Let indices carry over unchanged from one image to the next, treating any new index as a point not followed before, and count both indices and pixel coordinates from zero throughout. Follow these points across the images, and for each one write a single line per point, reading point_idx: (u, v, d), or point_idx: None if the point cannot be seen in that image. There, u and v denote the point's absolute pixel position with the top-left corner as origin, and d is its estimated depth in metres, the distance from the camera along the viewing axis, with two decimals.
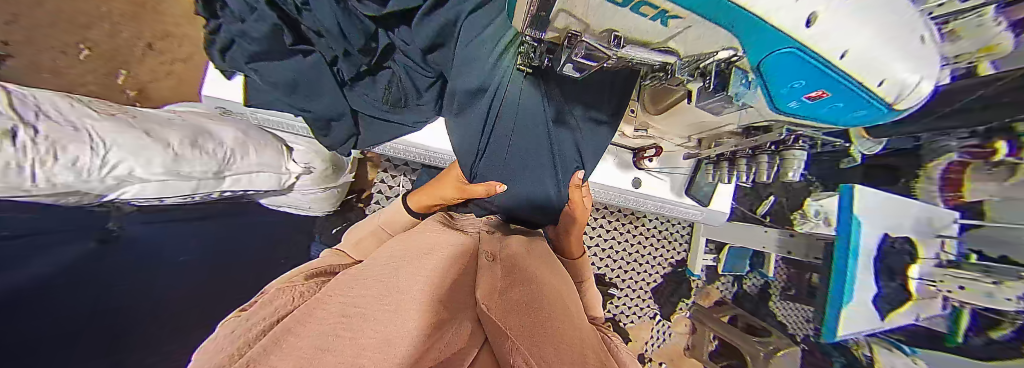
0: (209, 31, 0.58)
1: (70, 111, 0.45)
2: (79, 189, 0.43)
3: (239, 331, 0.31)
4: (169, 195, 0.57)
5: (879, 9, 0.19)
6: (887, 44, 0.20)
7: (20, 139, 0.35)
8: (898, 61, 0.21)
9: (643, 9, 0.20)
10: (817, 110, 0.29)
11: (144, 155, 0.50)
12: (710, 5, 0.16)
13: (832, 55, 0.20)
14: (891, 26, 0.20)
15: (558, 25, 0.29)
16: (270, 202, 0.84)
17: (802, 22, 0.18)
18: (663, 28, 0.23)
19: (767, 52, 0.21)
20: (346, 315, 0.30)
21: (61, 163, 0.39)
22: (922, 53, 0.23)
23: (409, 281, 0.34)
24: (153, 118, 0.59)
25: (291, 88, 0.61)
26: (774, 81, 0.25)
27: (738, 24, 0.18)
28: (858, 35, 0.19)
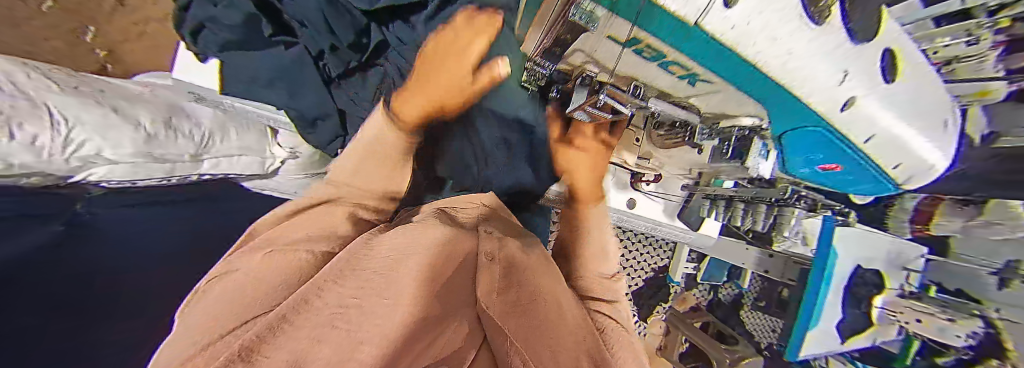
0: (177, 7, 0.49)
1: (26, 83, 0.41)
2: (41, 171, 0.40)
3: (223, 300, 0.24)
4: (142, 178, 0.54)
5: (903, 104, 0.22)
6: (895, 127, 0.23)
7: None
8: (905, 145, 0.25)
9: (670, 68, 0.21)
10: (827, 177, 0.32)
11: (113, 136, 0.46)
12: (745, 77, 0.18)
13: (855, 135, 0.23)
14: (902, 114, 0.23)
15: (573, 62, 0.28)
16: (251, 185, 0.80)
17: (837, 105, 0.20)
18: (690, 87, 0.25)
19: (792, 128, 0.24)
20: (346, 300, 0.24)
21: (19, 143, 0.36)
22: (928, 137, 0.26)
23: (406, 265, 0.29)
24: (120, 93, 0.54)
25: (271, 81, 0.57)
26: (792, 152, 0.28)
27: (771, 101, 0.20)
28: (877, 124, 0.23)
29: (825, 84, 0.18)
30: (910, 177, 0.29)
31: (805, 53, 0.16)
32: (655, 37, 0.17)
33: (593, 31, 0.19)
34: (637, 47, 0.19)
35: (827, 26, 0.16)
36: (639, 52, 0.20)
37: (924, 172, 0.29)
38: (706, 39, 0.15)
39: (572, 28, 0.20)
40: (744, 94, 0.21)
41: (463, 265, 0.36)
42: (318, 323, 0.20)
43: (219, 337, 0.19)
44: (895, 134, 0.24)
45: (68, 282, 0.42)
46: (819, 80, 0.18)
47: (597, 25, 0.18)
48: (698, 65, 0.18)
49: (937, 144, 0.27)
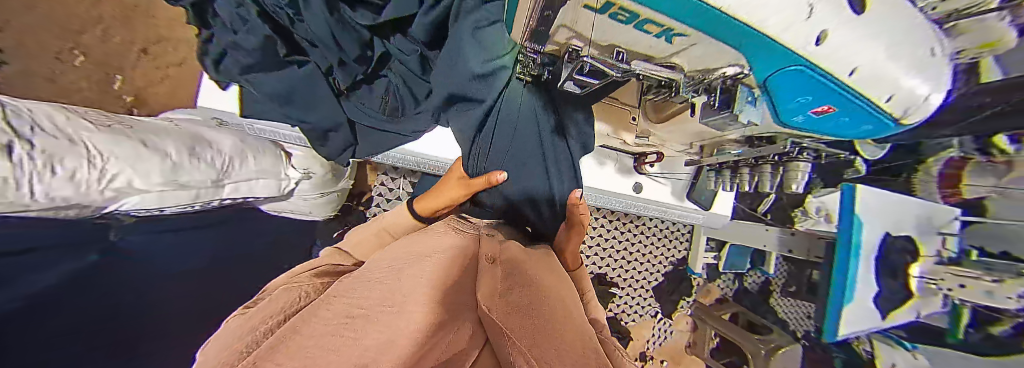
0: (201, 40, 0.57)
1: (67, 124, 0.44)
2: (77, 203, 0.43)
3: (253, 322, 0.29)
4: (170, 204, 0.57)
5: (893, 34, 0.21)
6: (883, 61, 0.22)
7: (15, 154, 0.34)
8: (903, 80, 0.24)
9: (647, 27, 0.22)
10: (825, 122, 0.31)
11: (141, 167, 0.50)
12: (711, 23, 0.18)
13: (841, 74, 0.23)
14: (895, 44, 0.22)
15: (559, 40, 0.30)
16: (269, 207, 0.84)
17: (812, 40, 0.20)
18: (671, 47, 0.25)
19: (776, 69, 0.23)
20: (353, 312, 0.26)
21: (58, 178, 0.39)
22: (921, 70, 0.24)
23: (406, 284, 0.31)
24: (148, 128, 0.58)
25: (288, 99, 0.61)
26: (781, 97, 0.28)
27: (745, 47, 0.21)
28: (868, 59, 0.22)
29: (792, 20, 0.18)
30: (912, 113, 0.28)
31: None
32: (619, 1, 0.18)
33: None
34: (611, 12, 0.20)
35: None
36: (615, 16, 0.21)
37: (925, 105, 0.28)
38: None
39: None
40: (719, 42, 0.21)
41: (465, 271, 0.37)
42: (321, 337, 0.22)
43: (243, 351, 0.22)
44: (886, 71, 0.23)
45: (113, 302, 0.45)
46: (787, 18, 0.18)
47: None
48: (666, 18, 0.19)
49: (935, 72, 0.26)
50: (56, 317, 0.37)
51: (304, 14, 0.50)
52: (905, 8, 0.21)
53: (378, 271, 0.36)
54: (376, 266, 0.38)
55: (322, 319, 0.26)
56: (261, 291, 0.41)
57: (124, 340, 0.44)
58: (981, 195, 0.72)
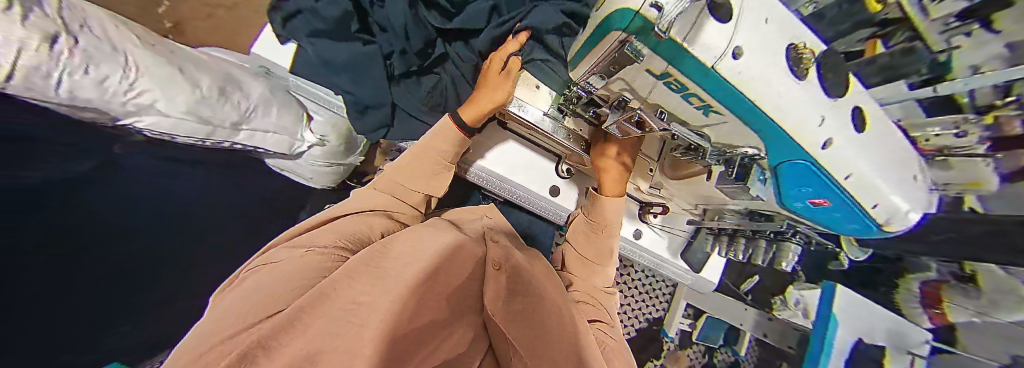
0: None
1: (115, 34, 0.44)
2: (95, 108, 0.41)
3: (256, 297, 0.26)
4: (183, 135, 0.54)
5: (872, 153, 0.26)
6: (866, 171, 0.26)
7: (57, 46, 0.33)
8: (884, 192, 0.27)
9: (691, 99, 0.25)
10: (817, 216, 0.32)
11: (170, 91, 0.48)
12: (746, 111, 0.22)
13: (840, 175, 0.25)
14: (872, 160, 0.26)
15: (612, 88, 0.32)
16: (274, 164, 0.80)
17: (820, 143, 0.23)
18: (702, 117, 0.28)
19: (781, 161, 0.26)
20: (356, 300, 0.25)
21: (87, 78, 0.37)
22: (897, 191, 0.28)
23: (408, 268, 0.30)
24: (190, 56, 0.58)
25: (342, 67, 0.63)
26: (781, 187, 0.29)
27: (767, 135, 0.24)
28: (856, 166, 0.25)
29: (807, 123, 0.22)
30: (895, 222, 0.30)
31: (786, 97, 0.21)
32: (677, 77, 0.22)
33: (638, 62, 0.23)
34: (668, 80, 0.23)
35: (805, 80, 0.22)
36: (669, 84, 0.24)
37: (904, 219, 0.30)
38: (721, 79, 0.19)
39: (622, 57, 0.24)
40: (748, 128, 0.24)
41: (473, 274, 0.36)
42: (315, 338, 0.20)
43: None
44: (868, 182, 0.26)
45: (95, 214, 0.43)
46: (802, 118, 0.22)
47: (643, 58, 0.22)
48: (714, 97, 0.22)
49: (909, 194, 0.29)
50: (39, 214, 0.35)
51: (390, 6, 0.61)
52: (882, 137, 0.27)
53: (394, 255, 0.33)
54: (391, 247, 0.35)
55: (317, 311, 0.23)
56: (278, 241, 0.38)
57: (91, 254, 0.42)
58: (963, 318, 0.72)
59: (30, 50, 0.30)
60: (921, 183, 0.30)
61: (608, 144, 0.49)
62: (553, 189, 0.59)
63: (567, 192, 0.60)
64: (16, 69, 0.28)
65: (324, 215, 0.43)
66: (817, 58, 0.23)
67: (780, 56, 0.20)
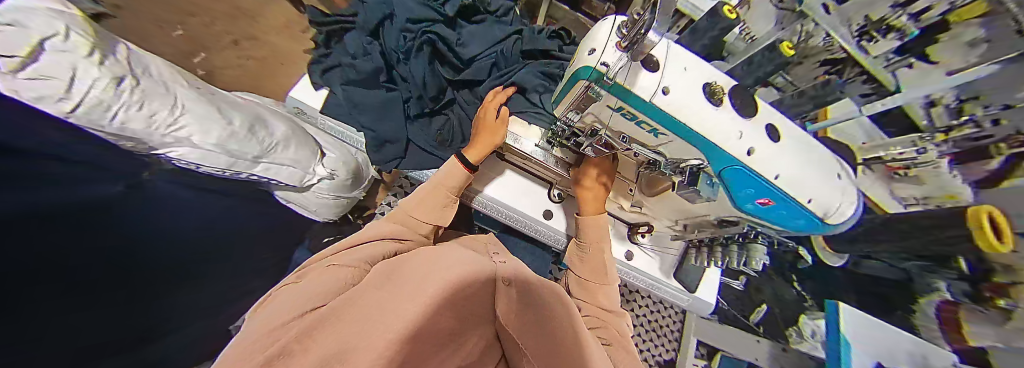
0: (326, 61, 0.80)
1: (167, 79, 0.49)
2: (135, 139, 0.43)
3: (288, 307, 0.29)
4: (209, 166, 0.54)
5: (790, 160, 0.32)
6: (791, 171, 0.32)
7: (121, 86, 0.38)
8: (817, 192, 0.32)
9: (644, 126, 0.35)
10: (771, 216, 0.36)
11: (208, 126, 0.50)
12: (681, 130, 0.32)
13: (767, 175, 0.32)
14: (796, 164, 0.32)
15: (585, 121, 0.41)
16: (283, 196, 0.81)
17: (744, 151, 0.32)
18: (655, 139, 0.36)
19: (723, 167, 0.33)
20: (368, 311, 0.27)
21: (138, 113, 0.40)
22: (829, 189, 0.33)
23: (426, 280, 0.31)
24: (224, 99, 0.62)
25: (367, 108, 0.76)
26: (732, 189, 0.35)
27: (700, 143, 0.33)
28: (780, 167, 0.32)
29: (728, 137, 0.32)
30: (834, 216, 0.33)
31: (700, 118, 0.31)
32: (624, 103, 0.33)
33: (600, 102, 0.35)
34: (624, 112, 0.34)
35: (721, 106, 0.32)
36: (626, 116, 0.35)
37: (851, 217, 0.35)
38: (657, 108, 0.31)
39: (588, 99, 0.35)
40: (686, 142, 0.34)
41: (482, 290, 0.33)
42: (329, 345, 0.23)
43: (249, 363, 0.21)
44: (796, 180, 0.32)
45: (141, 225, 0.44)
46: (722, 135, 0.31)
47: (602, 98, 0.34)
48: (653, 120, 0.33)
49: (847, 194, 0.34)
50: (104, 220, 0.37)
51: (412, 61, 0.74)
52: (803, 147, 0.33)
53: (405, 275, 0.33)
54: (404, 264, 0.36)
55: (336, 321, 0.26)
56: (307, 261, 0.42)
57: (152, 247, 0.46)
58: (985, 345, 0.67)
59: (98, 85, 0.34)
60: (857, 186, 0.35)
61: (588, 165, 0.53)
62: (547, 213, 0.63)
63: (559, 215, 0.64)
64: (82, 103, 0.32)
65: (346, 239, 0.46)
66: (728, 92, 0.33)
67: (693, 89, 0.32)
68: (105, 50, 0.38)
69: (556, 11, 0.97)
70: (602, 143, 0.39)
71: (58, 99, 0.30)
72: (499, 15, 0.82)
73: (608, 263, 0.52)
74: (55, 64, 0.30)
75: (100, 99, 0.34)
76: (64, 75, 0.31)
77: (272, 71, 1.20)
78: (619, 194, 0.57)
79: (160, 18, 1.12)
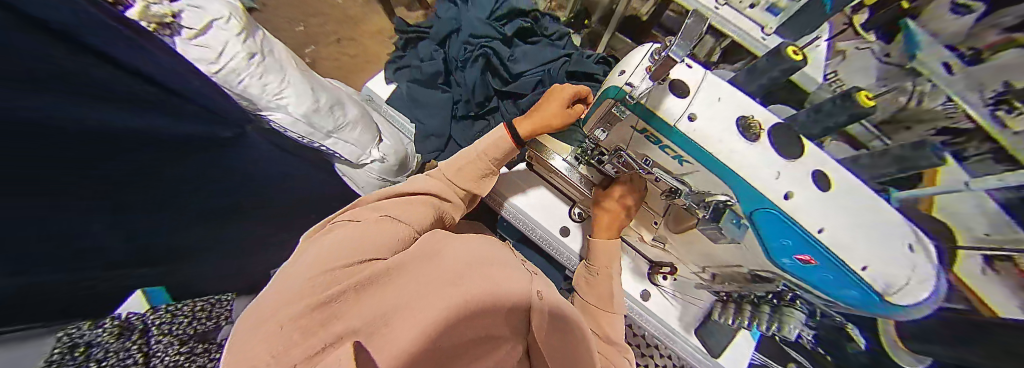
0: (398, 63, 0.94)
1: (281, 56, 0.62)
2: (251, 100, 0.55)
3: (343, 249, 0.29)
4: (294, 132, 0.65)
5: (840, 211, 0.29)
6: (842, 228, 0.28)
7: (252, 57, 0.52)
8: (872, 257, 0.27)
9: (668, 151, 0.36)
10: (816, 283, 0.31)
11: (301, 99, 0.61)
12: (707, 160, 0.33)
13: (811, 227, 0.29)
14: (852, 225, 0.28)
15: (609, 141, 0.43)
16: (340, 168, 0.90)
17: (781, 194, 0.30)
18: (680, 167, 0.37)
19: (755, 209, 0.32)
20: (403, 293, 0.27)
21: (255, 82, 0.53)
22: (896, 262, 0.27)
23: (479, 277, 0.30)
24: (319, 82, 0.75)
25: (421, 105, 0.88)
26: (767, 238, 0.32)
27: (727, 176, 0.32)
28: (826, 220, 0.29)
29: (763, 176, 0.31)
30: (901, 297, 0.27)
31: (730, 151, 0.32)
32: (648, 123, 0.34)
33: (625, 121, 0.38)
34: (647, 135, 0.36)
35: (756, 142, 0.32)
36: (648, 138, 0.37)
37: (927, 305, 0.28)
38: (681, 132, 0.33)
39: (613, 118, 0.39)
40: (712, 173, 0.34)
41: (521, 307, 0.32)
42: (364, 322, 0.24)
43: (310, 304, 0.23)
44: (845, 240, 0.28)
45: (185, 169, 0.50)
46: (755, 170, 0.31)
47: (626, 117, 0.37)
48: (678, 147, 0.34)
49: (920, 271, 0.28)
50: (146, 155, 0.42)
51: (467, 70, 0.85)
52: (864, 204, 0.29)
53: (450, 259, 0.31)
54: (452, 247, 0.34)
55: (381, 289, 0.28)
56: (359, 201, 0.44)
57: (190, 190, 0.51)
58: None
59: (234, 57, 0.49)
60: (936, 266, 0.28)
61: (612, 186, 0.52)
62: (564, 230, 0.63)
63: (576, 235, 0.62)
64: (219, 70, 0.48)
65: (398, 188, 0.46)
66: (766, 129, 0.32)
67: (721, 120, 0.32)
68: (249, 32, 0.53)
69: (619, 43, 0.97)
70: (620, 162, 0.39)
71: (210, 62, 0.47)
72: (554, 39, 0.86)
73: (616, 293, 0.48)
74: (215, 38, 0.47)
75: (235, 67, 0.49)
76: (218, 48, 0.47)
77: (358, 67, 1.43)
78: (642, 225, 0.55)
79: (293, 18, 1.45)
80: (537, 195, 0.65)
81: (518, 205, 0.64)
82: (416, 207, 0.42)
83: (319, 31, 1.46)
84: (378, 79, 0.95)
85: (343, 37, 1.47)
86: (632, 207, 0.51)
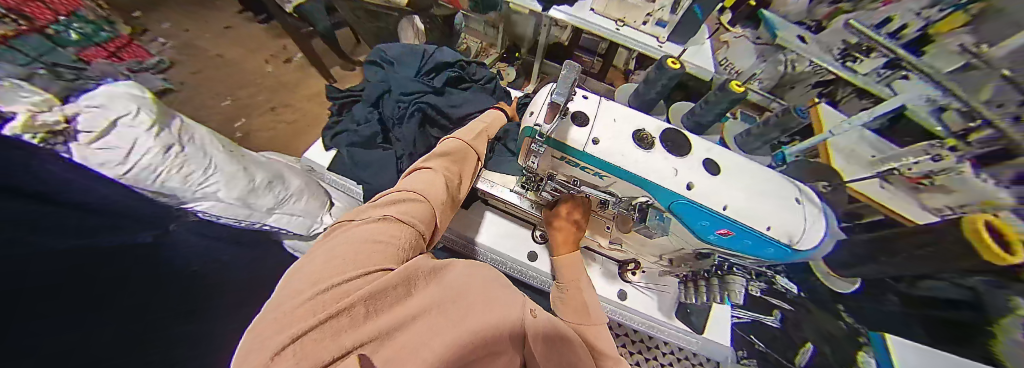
0: (332, 130, 0.90)
1: (211, 144, 0.61)
2: (173, 194, 0.50)
3: (337, 261, 0.28)
4: (228, 218, 0.60)
5: (730, 188, 0.35)
6: (736, 201, 0.34)
7: (168, 148, 0.49)
8: (765, 217, 0.33)
9: (588, 170, 0.40)
10: (738, 246, 0.37)
11: (232, 183, 0.58)
12: (620, 171, 0.37)
13: (716, 207, 0.34)
14: (740, 196, 0.34)
15: (541, 169, 0.47)
16: (291, 245, 0.83)
17: (684, 186, 0.35)
18: (602, 181, 0.41)
19: (672, 203, 0.36)
20: (409, 316, 0.25)
21: (175, 172, 0.49)
22: (781, 214, 0.33)
23: (489, 300, 0.28)
24: (254, 160, 0.71)
25: (365, 164, 0.81)
26: (690, 222, 0.37)
27: (641, 181, 0.36)
28: (723, 199, 0.34)
29: (667, 174, 0.36)
30: (800, 241, 0.33)
31: (634, 160, 0.36)
32: (563, 152, 0.39)
33: (544, 153, 0.41)
34: (566, 161, 0.40)
35: (649, 148, 0.37)
36: (569, 163, 0.41)
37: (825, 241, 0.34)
38: (590, 154, 0.37)
39: (531, 152, 0.42)
40: (629, 182, 0.38)
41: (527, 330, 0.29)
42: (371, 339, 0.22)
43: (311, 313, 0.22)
44: (742, 210, 0.33)
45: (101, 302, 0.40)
46: (658, 172, 0.36)
47: (544, 150, 0.40)
48: (593, 166, 0.38)
49: (807, 217, 0.34)
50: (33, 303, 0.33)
51: (404, 125, 0.84)
52: (742, 176, 0.36)
53: (453, 282, 0.31)
54: (449, 272, 0.33)
55: (383, 307, 0.26)
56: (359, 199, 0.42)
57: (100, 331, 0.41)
58: None
59: (147, 153, 0.45)
60: (814, 206, 0.35)
61: (557, 206, 0.55)
62: (532, 254, 0.63)
63: (544, 257, 0.63)
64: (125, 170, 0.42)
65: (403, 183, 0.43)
66: (656, 136, 0.38)
67: (620, 137, 0.38)
68: (163, 125, 0.51)
69: (549, 68, 1.06)
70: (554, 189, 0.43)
71: (119, 164, 0.42)
72: (484, 84, 0.92)
73: (591, 303, 0.49)
74: (123, 135, 0.44)
75: (148, 162, 0.45)
76: (126, 145, 0.43)
77: (299, 132, 1.38)
78: (597, 233, 0.57)
79: (219, 95, 1.39)
80: (495, 225, 0.65)
81: (478, 241, 0.63)
82: (419, 213, 0.38)
83: (249, 104, 1.40)
84: (317, 147, 0.91)
85: (278, 106, 1.42)
86: (580, 221, 0.54)
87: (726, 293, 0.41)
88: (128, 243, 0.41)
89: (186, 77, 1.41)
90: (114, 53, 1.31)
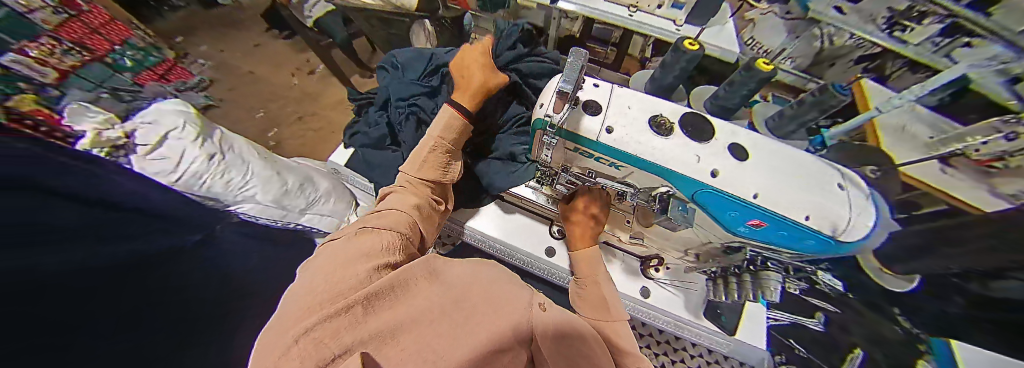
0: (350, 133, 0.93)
1: (248, 151, 0.66)
2: (218, 198, 0.56)
3: (339, 269, 0.31)
4: (267, 219, 0.66)
5: (762, 173, 0.32)
6: (768, 188, 0.31)
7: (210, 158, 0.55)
8: (804, 205, 0.30)
9: (604, 161, 0.39)
10: (772, 237, 0.34)
11: (266, 187, 0.63)
12: (637, 160, 0.35)
13: (746, 195, 0.32)
14: (773, 181, 0.31)
15: (557, 161, 0.46)
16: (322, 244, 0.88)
17: (709, 173, 0.33)
18: (620, 172, 0.39)
19: (696, 192, 0.34)
20: (406, 313, 0.26)
21: (214, 179, 0.54)
22: (821, 201, 0.30)
23: (484, 299, 0.28)
24: (286, 165, 0.76)
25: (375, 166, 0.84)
26: (717, 212, 0.35)
27: (661, 170, 0.35)
28: (754, 186, 0.31)
29: (689, 161, 0.34)
30: (845, 231, 0.30)
31: (654, 147, 0.34)
32: (577, 143, 0.38)
33: (558, 144, 0.41)
34: (580, 151, 0.40)
35: (670, 134, 0.35)
36: (583, 154, 0.40)
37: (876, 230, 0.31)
38: (605, 143, 0.36)
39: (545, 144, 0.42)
40: (648, 172, 0.36)
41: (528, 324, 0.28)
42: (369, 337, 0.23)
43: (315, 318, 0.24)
44: (775, 198, 0.31)
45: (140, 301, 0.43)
46: (680, 159, 0.34)
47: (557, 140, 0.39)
48: (608, 156, 0.37)
49: (856, 203, 0.30)
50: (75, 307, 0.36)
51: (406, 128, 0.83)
52: (777, 160, 0.33)
53: (450, 280, 0.31)
54: (449, 269, 0.33)
55: (383, 310, 0.27)
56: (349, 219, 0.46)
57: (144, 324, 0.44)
58: None
59: (193, 162, 0.52)
60: (863, 191, 0.32)
61: (575, 199, 0.54)
62: (549, 250, 0.62)
63: (563, 252, 0.61)
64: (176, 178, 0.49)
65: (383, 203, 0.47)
66: (677, 121, 0.36)
67: (638, 123, 0.36)
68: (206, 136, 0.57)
69: None
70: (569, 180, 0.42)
71: (170, 172, 0.48)
72: None
73: (610, 297, 0.47)
74: (173, 148, 0.50)
75: (194, 169, 0.51)
76: (176, 155, 0.50)
77: (323, 139, 1.44)
78: (617, 227, 0.56)
79: (252, 108, 1.49)
80: (510, 221, 0.65)
81: (494, 237, 0.64)
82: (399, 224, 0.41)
83: (277, 115, 1.49)
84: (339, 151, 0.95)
85: (302, 115, 1.50)
86: (601, 216, 0.53)
87: (760, 290, 0.39)
88: (174, 247, 0.44)
89: (223, 94, 1.53)
90: (162, 75, 1.43)
